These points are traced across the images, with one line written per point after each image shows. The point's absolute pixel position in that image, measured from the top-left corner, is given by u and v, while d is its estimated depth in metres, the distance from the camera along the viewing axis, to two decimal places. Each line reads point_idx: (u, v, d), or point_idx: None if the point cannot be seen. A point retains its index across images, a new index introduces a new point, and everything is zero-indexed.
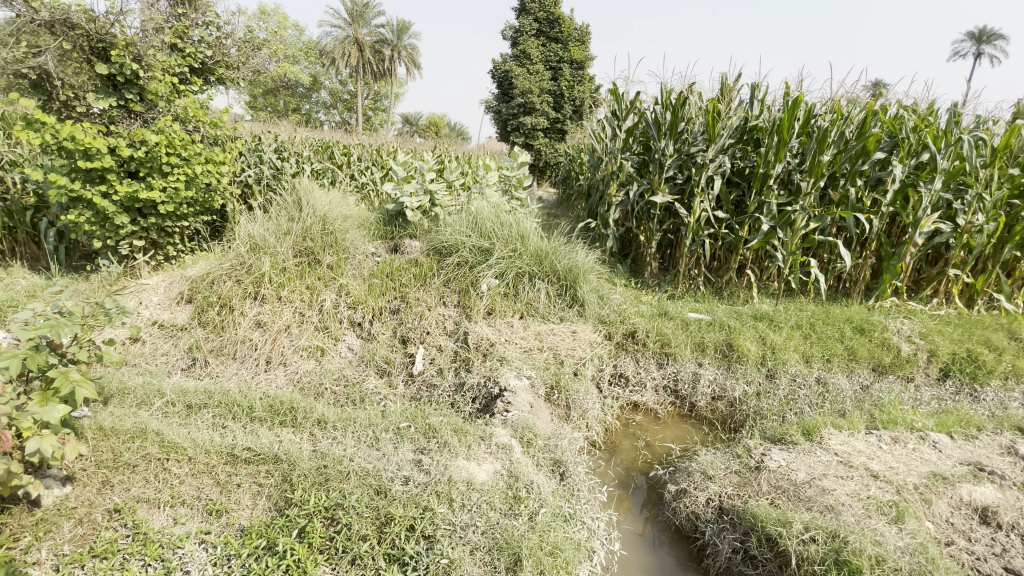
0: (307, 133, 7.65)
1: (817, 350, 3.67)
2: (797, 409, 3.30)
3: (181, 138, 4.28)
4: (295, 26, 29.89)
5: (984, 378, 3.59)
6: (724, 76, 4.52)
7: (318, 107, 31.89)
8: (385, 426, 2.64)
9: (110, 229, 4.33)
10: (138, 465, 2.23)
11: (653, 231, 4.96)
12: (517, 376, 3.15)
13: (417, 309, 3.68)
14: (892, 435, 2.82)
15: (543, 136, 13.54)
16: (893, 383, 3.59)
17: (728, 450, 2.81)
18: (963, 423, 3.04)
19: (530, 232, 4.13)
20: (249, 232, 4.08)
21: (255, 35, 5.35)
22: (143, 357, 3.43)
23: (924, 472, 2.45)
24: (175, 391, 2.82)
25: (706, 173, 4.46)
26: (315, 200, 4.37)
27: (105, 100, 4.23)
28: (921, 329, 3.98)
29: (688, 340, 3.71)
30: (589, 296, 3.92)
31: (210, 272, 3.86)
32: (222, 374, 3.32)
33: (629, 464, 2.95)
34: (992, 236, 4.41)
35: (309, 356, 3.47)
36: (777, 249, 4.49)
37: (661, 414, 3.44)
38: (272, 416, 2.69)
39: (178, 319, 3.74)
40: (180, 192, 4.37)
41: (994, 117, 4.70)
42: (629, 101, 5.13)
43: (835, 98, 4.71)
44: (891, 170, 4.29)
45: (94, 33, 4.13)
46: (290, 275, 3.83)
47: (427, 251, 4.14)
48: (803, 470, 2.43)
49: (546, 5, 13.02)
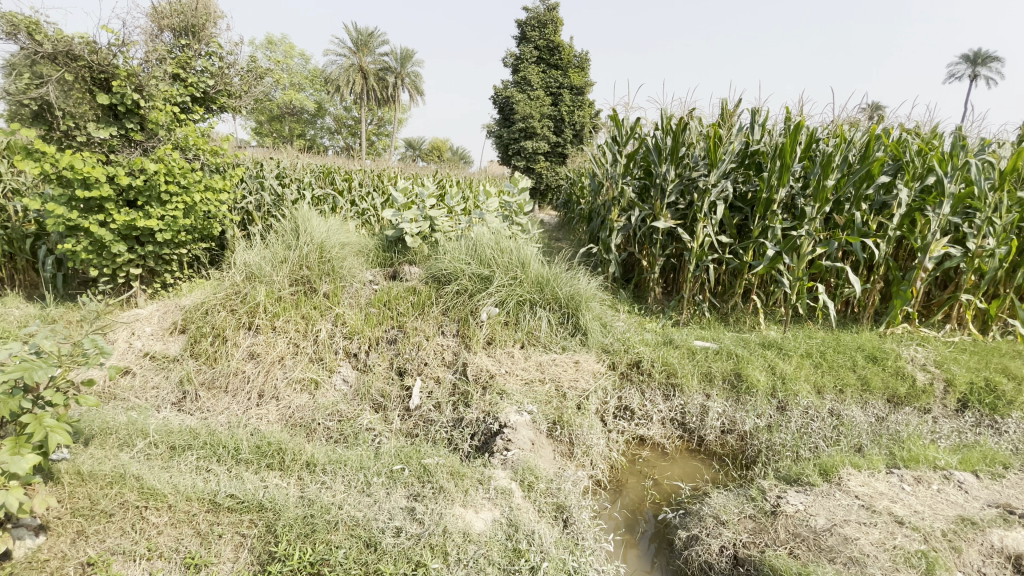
0: (309, 158, 7.69)
1: (829, 381, 3.53)
2: (811, 445, 3.14)
3: (180, 166, 4.24)
4: (302, 56, 30.70)
5: (1005, 409, 3.43)
6: (724, 102, 4.50)
7: (322, 133, 32.40)
8: (378, 469, 2.51)
9: (107, 257, 4.27)
10: (114, 513, 2.11)
11: (656, 256, 4.87)
12: (517, 411, 3.02)
13: (415, 339, 3.56)
14: (914, 475, 2.67)
15: (544, 159, 13.64)
16: (910, 415, 3.43)
17: (741, 491, 2.66)
18: (988, 460, 2.89)
19: (531, 259, 4.05)
20: (245, 260, 4.00)
21: (258, 64, 5.38)
22: (133, 391, 3.33)
23: (951, 516, 2.31)
24: (159, 430, 2.71)
25: (708, 198, 4.39)
26: (313, 227, 4.30)
27: (105, 130, 4.20)
28: (936, 357, 3.85)
29: (695, 370, 3.58)
30: (591, 324, 3.82)
31: (205, 301, 3.78)
32: (213, 410, 3.21)
33: (636, 506, 2.79)
34: (1004, 260, 4.29)
35: (302, 390, 3.35)
36: (783, 275, 4.38)
37: (668, 449, 3.30)
38: (259, 457, 2.57)
39: (171, 350, 3.65)
40: (178, 220, 4.31)
41: (999, 140, 4.65)
42: (629, 127, 5.14)
43: (837, 123, 4.68)
44: (897, 193, 4.21)
45: (96, 64, 4.13)
46: (285, 305, 3.74)
47: (426, 278, 4.06)
48: (822, 515, 2.29)
49: (546, 33, 13.29)
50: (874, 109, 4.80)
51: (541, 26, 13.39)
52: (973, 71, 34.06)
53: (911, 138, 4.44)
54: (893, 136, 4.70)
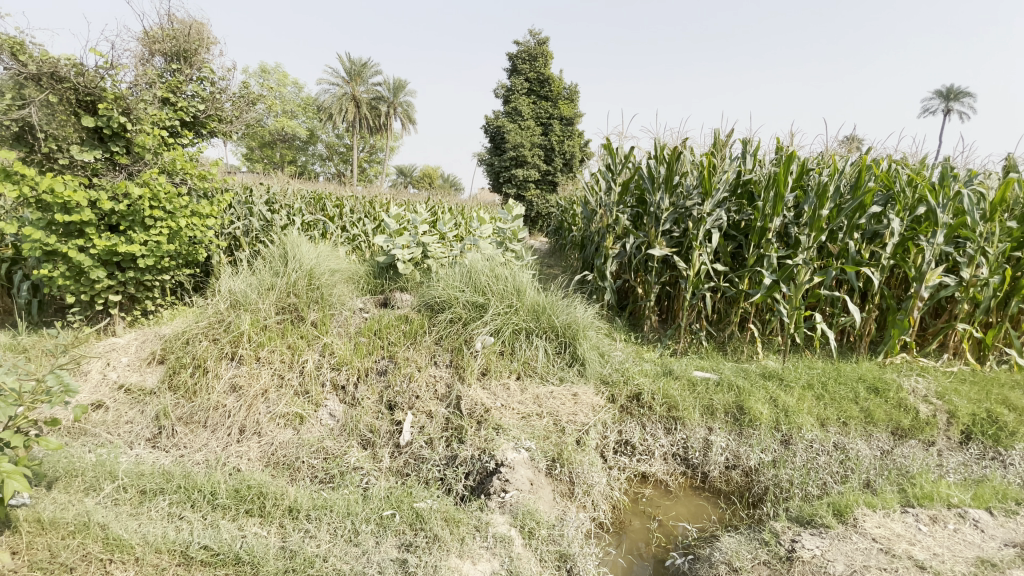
0: (301, 184, 7.62)
1: (833, 413, 3.42)
2: (820, 482, 3.02)
3: (166, 191, 4.14)
4: (295, 85, 31.15)
5: (1009, 440, 3.34)
6: (716, 131, 4.52)
7: (314, 160, 32.53)
8: (366, 515, 2.34)
9: (86, 284, 4.08)
10: (76, 567, 1.91)
11: (651, 284, 4.79)
12: (515, 448, 2.87)
13: (406, 370, 3.40)
14: (930, 514, 2.55)
15: (535, 187, 13.75)
16: (915, 448, 3.31)
17: (753, 534, 2.52)
18: (1001, 496, 2.78)
19: (526, 286, 3.96)
20: (230, 288, 3.86)
21: (251, 90, 5.35)
22: (105, 426, 3.13)
23: (971, 558, 2.19)
24: (130, 472, 2.52)
25: (703, 226, 4.35)
26: (302, 253, 4.19)
27: (89, 152, 4.05)
28: (937, 387, 3.77)
29: (696, 403, 3.46)
30: (589, 354, 3.71)
31: (186, 330, 3.61)
32: (190, 447, 3.01)
33: (641, 550, 2.63)
34: (999, 289, 4.27)
35: (286, 425, 3.16)
36: (781, 304, 4.31)
37: (671, 486, 3.16)
38: (237, 503, 2.38)
39: (148, 382, 3.46)
40: (162, 246, 4.17)
41: (986, 171, 4.72)
42: (623, 156, 5.15)
43: (828, 154, 4.71)
44: (890, 223, 4.20)
45: (82, 87, 4.01)
46: (271, 334, 3.58)
47: (419, 306, 3.95)
48: (840, 561, 2.16)
49: (536, 66, 13.60)
50: (862, 141, 4.86)
51: (531, 59, 13.68)
52: (947, 106, 35.39)
53: (900, 168, 4.47)
54: (881, 166, 4.74)
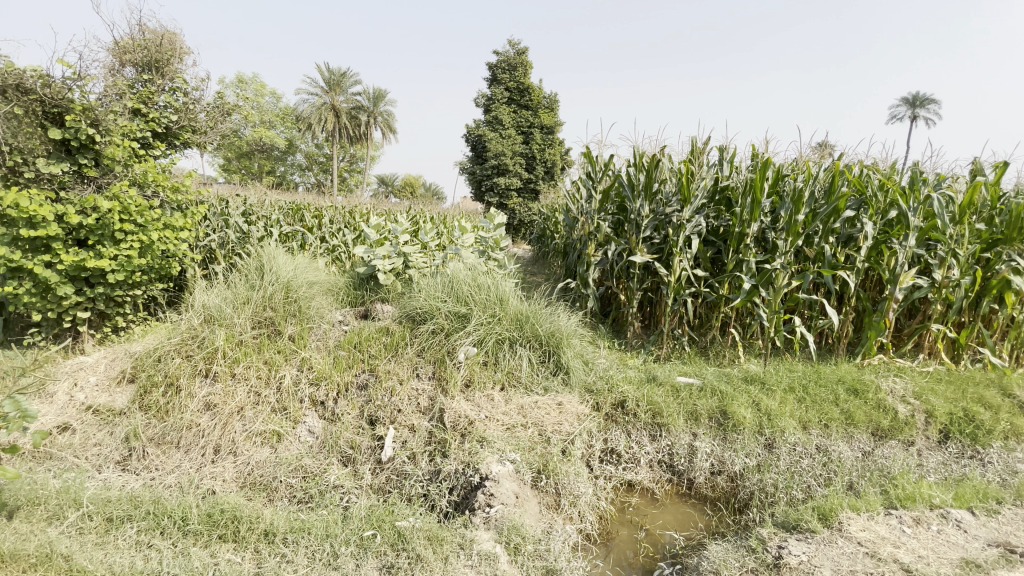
0: (279, 195, 7.48)
1: (814, 416, 3.45)
2: (804, 485, 3.03)
3: (137, 204, 3.99)
4: (273, 95, 30.84)
5: (986, 439, 3.40)
6: (694, 139, 4.57)
7: (293, 170, 32.13)
8: (346, 537, 2.28)
9: (52, 301, 3.92)
10: None
11: (634, 290, 4.80)
12: (499, 461, 2.82)
13: (387, 384, 3.33)
14: (912, 516, 2.57)
15: (517, 196, 13.79)
16: (895, 449, 3.35)
17: (739, 541, 2.51)
18: (981, 495, 2.82)
19: (509, 295, 3.92)
20: (204, 302, 3.75)
21: (226, 100, 5.27)
22: (71, 450, 3.00)
23: (955, 560, 2.21)
24: (95, 499, 2.40)
25: (683, 233, 4.38)
26: (279, 265, 4.10)
27: (56, 166, 3.92)
28: (914, 387, 3.83)
29: (680, 409, 3.46)
30: (574, 362, 3.69)
31: (157, 347, 3.49)
32: (161, 468, 2.90)
33: (629, 561, 2.60)
34: (969, 290, 4.38)
35: (263, 443, 3.06)
36: (761, 308, 4.35)
37: (658, 494, 3.14)
38: (210, 528, 2.29)
39: (117, 402, 3.33)
40: (133, 260, 4.02)
41: (954, 175, 4.86)
42: (603, 164, 5.18)
43: (802, 160, 4.80)
44: (863, 227, 4.28)
45: (48, 98, 3.87)
46: (246, 350, 3.48)
47: (400, 317, 3.89)
48: (827, 567, 2.16)
49: (516, 75, 13.69)
50: (835, 146, 4.96)
51: (511, 68, 13.79)
52: (913, 114, 36.68)
53: (872, 173, 4.57)
54: (854, 171, 4.84)
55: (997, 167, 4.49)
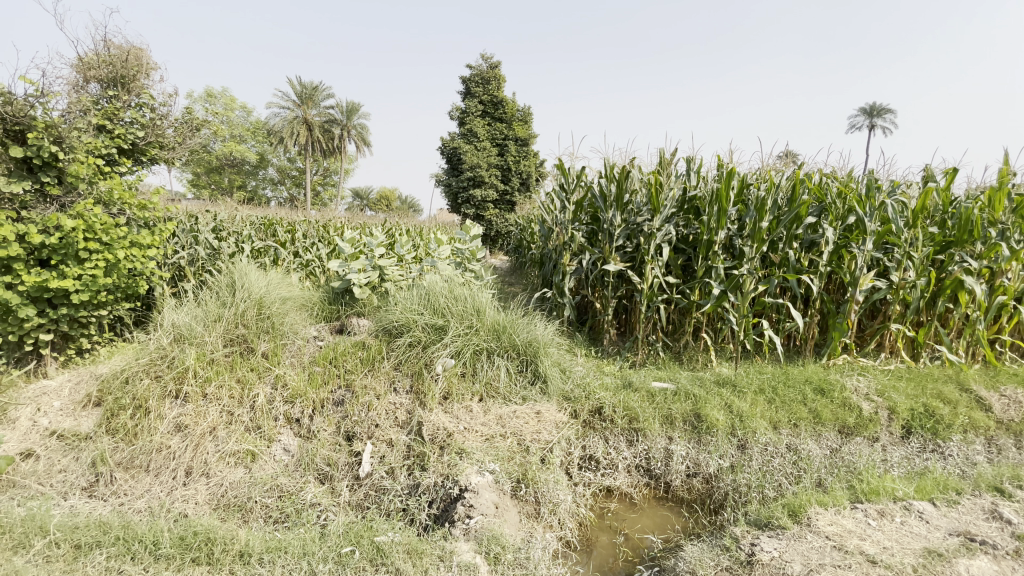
0: (251, 210, 7.38)
1: (783, 415, 3.56)
2: (775, 483, 3.12)
3: (102, 222, 3.88)
4: (244, 109, 30.41)
5: (946, 432, 3.56)
6: (661, 150, 4.71)
7: (265, 184, 31.60)
8: (324, 554, 2.26)
9: (12, 322, 3.75)
10: None
11: (608, 298, 4.88)
12: (479, 472, 2.83)
13: (364, 400, 3.31)
14: (877, 509, 2.68)
15: (493, 207, 13.89)
16: (861, 444, 3.48)
17: (714, 541, 2.58)
18: (941, 487, 2.95)
19: (486, 306, 3.96)
20: (174, 321, 3.67)
21: (194, 115, 5.23)
22: (35, 477, 2.87)
23: (918, 549, 2.31)
24: (62, 526, 2.32)
25: (653, 241, 4.49)
26: (251, 281, 4.04)
27: (18, 184, 3.77)
28: (877, 385, 3.99)
29: (655, 413, 3.53)
30: (551, 370, 3.73)
31: (125, 368, 3.40)
32: (131, 492, 2.81)
33: (609, 565, 2.64)
34: (925, 290, 4.59)
35: (236, 463, 3.00)
36: (730, 312, 4.47)
37: (636, 498, 3.20)
38: (182, 551, 2.23)
39: (83, 427, 3.22)
40: (98, 279, 3.91)
41: (907, 181, 5.11)
42: (575, 175, 5.28)
43: (765, 169, 4.99)
44: (823, 232, 4.46)
45: (10, 116, 3.75)
46: (218, 369, 3.43)
47: (376, 331, 3.88)
48: (797, 561, 2.24)
49: (489, 89, 13.84)
50: (796, 155, 5.18)
51: (484, 82, 13.92)
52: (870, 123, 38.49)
53: (830, 181, 4.79)
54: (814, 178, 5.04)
55: (946, 173, 4.76)
